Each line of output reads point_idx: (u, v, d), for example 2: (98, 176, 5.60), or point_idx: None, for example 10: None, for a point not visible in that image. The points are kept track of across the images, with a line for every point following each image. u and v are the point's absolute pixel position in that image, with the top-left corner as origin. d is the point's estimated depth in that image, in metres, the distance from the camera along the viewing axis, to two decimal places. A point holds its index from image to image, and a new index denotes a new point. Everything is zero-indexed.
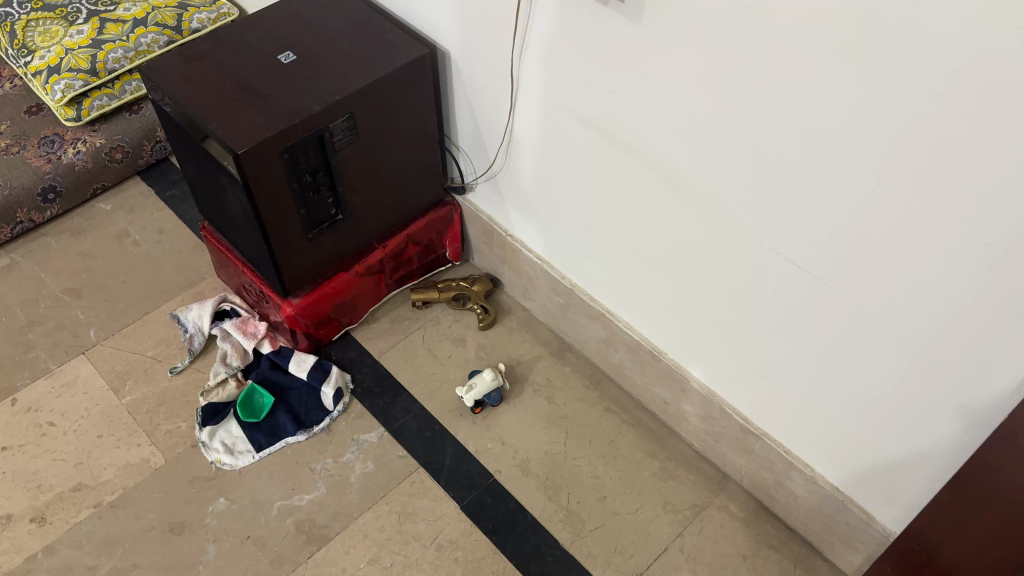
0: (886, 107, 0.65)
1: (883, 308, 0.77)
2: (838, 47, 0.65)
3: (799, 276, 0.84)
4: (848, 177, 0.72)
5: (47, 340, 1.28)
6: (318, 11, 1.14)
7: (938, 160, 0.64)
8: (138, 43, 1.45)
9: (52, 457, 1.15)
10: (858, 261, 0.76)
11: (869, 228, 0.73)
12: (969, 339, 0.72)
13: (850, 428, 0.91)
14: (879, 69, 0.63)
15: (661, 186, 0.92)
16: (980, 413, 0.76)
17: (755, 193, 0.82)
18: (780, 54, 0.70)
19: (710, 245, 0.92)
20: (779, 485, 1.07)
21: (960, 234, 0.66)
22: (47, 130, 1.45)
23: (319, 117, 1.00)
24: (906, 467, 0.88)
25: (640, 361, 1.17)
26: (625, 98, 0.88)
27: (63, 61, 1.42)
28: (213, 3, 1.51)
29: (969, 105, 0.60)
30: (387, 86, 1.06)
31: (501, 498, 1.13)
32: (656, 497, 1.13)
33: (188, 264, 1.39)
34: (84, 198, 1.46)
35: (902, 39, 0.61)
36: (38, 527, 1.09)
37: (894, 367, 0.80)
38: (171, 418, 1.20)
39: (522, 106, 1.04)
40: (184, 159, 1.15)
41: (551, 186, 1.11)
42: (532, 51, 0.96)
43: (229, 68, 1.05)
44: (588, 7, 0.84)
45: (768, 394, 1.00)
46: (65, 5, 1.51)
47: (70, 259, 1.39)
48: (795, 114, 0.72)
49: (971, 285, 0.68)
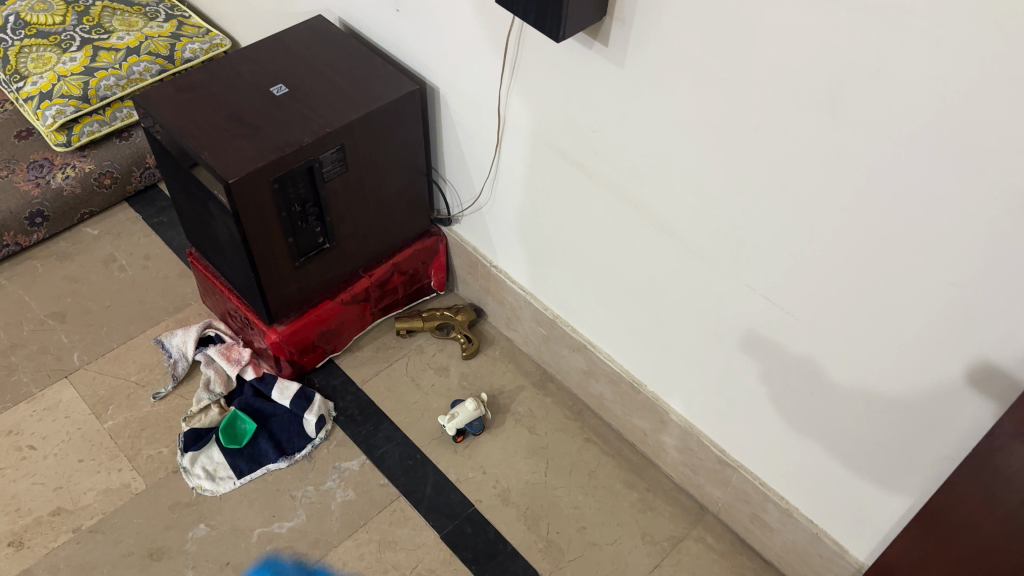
0: (857, 148, 0.68)
1: (855, 344, 0.79)
2: (811, 94, 0.68)
3: (774, 312, 0.86)
4: (821, 217, 0.74)
5: (30, 363, 1.28)
6: (311, 46, 1.17)
7: (906, 202, 0.67)
8: (130, 71, 1.48)
9: (32, 481, 1.15)
10: (830, 297, 0.79)
11: (841, 266, 0.76)
12: (937, 376, 0.74)
13: (823, 462, 0.93)
14: (849, 112, 0.66)
15: (641, 222, 0.95)
16: (948, 448, 0.78)
17: (731, 233, 0.84)
18: (756, 96, 0.73)
19: (690, 281, 0.94)
20: (755, 517, 1.08)
21: (927, 271, 0.69)
22: (37, 154, 1.46)
23: (310, 149, 1.02)
24: (879, 500, 0.89)
25: (621, 393, 1.18)
26: (608, 136, 0.91)
27: (55, 87, 1.44)
28: (205, 34, 1.54)
29: (935, 150, 0.63)
30: (376, 120, 1.08)
31: (481, 528, 1.13)
32: (634, 528, 1.14)
33: (174, 290, 1.39)
34: (71, 223, 1.46)
35: (869, 84, 0.64)
36: (15, 551, 1.07)
37: (867, 402, 0.82)
38: (153, 443, 1.19)
39: (509, 142, 1.06)
40: (174, 186, 1.16)
41: (537, 221, 1.13)
42: (518, 90, 0.98)
43: (222, 99, 1.07)
44: (572, 50, 0.87)
45: (744, 428, 1.02)
46: (58, 33, 1.52)
47: (55, 283, 1.39)
48: (771, 155, 0.75)
49: (939, 322, 0.71)
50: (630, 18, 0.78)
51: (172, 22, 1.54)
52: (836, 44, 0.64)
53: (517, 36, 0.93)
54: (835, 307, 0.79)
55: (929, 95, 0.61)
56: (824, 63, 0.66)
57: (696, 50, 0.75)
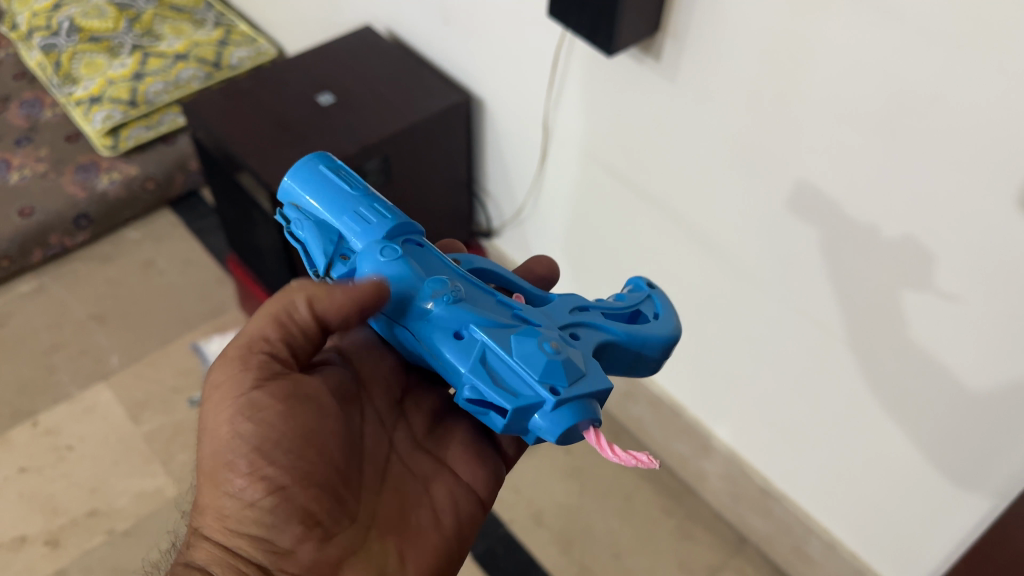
0: (917, 174, 0.65)
1: (910, 373, 0.76)
2: (868, 117, 0.66)
3: (823, 338, 0.83)
4: (878, 244, 0.71)
5: (70, 364, 1.29)
6: (358, 55, 1.17)
7: (966, 231, 0.64)
8: (178, 77, 1.51)
9: (68, 481, 1.15)
10: (885, 325, 0.76)
11: (895, 296, 0.73)
12: (999, 411, 0.71)
13: (873, 497, 0.90)
14: (908, 137, 0.64)
15: (689, 242, 0.92)
16: (1004, 480, 0.74)
17: (777, 253, 0.82)
18: (812, 117, 0.70)
19: (736, 303, 0.91)
20: (798, 549, 1.06)
21: (986, 302, 0.66)
22: (83, 157, 1.48)
23: (355, 158, 1.03)
24: (930, 533, 0.86)
25: (661, 416, 1.16)
26: (657, 152, 0.89)
27: (105, 92, 1.49)
28: (253, 42, 1.55)
29: (994, 178, 0.60)
30: (421, 131, 1.09)
31: (513, 549, 1.12)
32: (671, 555, 1.12)
33: (212, 296, 1.39)
34: (114, 225, 1.47)
35: (930, 107, 0.61)
36: (51, 550, 1.09)
37: (918, 436, 0.80)
38: (187, 449, 1.19)
39: (555, 156, 1.05)
40: (219, 193, 1.17)
41: (579, 237, 1.11)
42: (567, 103, 0.97)
43: (269, 107, 1.08)
44: (623, 64, 0.86)
45: (791, 459, 0.99)
46: (110, 38, 1.57)
47: (97, 285, 1.40)
48: (826, 177, 0.72)
49: (996, 357, 0.68)
50: (684, 36, 0.77)
51: (220, 30, 1.57)
52: (897, 68, 0.61)
53: (565, 50, 0.91)
54: (889, 336, 0.76)
55: (993, 122, 0.58)
56: (883, 85, 0.63)
57: (751, 70, 0.73)
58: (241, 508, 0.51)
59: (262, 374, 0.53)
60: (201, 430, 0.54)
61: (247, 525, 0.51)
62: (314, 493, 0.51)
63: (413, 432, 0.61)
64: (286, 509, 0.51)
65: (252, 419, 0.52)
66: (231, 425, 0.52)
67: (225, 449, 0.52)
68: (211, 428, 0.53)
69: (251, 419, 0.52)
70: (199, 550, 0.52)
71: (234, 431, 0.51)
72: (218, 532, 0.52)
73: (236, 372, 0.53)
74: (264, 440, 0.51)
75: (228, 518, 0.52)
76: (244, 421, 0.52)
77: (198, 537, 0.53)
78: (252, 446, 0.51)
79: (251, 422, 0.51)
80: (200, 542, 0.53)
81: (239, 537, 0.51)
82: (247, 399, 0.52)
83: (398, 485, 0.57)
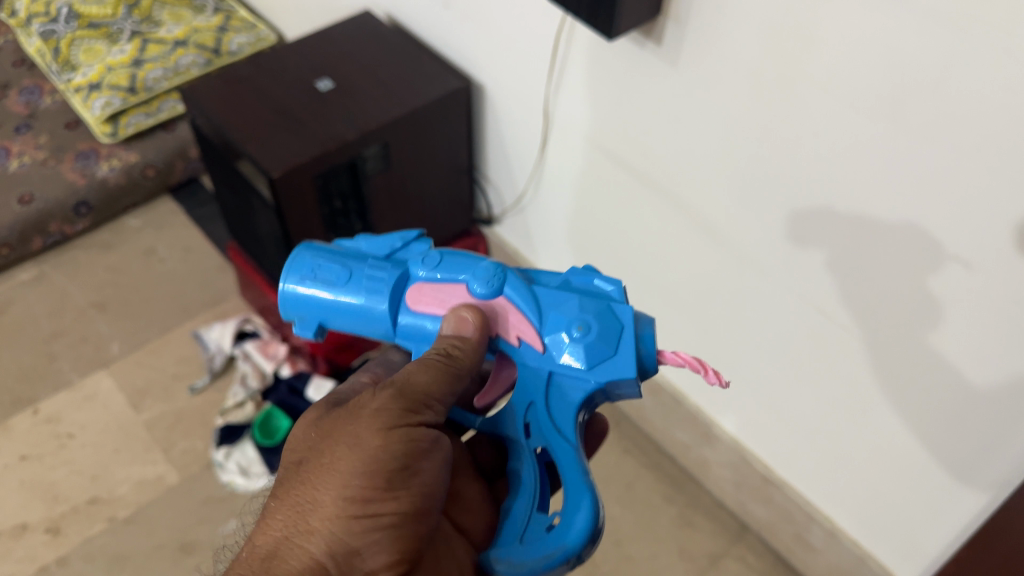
0: (920, 158, 0.64)
1: (912, 362, 0.76)
2: (871, 99, 0.65)
3: (826, 325, 0.82)
4: (881, 231, 0.70)
5: (70, 352, 1.29)
6: (358, 40, 1.16)
7: (970, 217, 0.63)
8: (177, 63, 1.50)
9: (69, 469, 1.16)
10: (886, 312, 0.75)
11: (897, 282, 0.72)
12: (1004, 399, 0.70)
13: (875, 485, 0.90)
14: (912, 121, 0.63)
15: (691, 228, 0.92)
16: (1005, 470, 0.74)
17: (777, 237, 0.82)
18: (814, 100, 0.69)
19: (738, 290, 0.91)
20: (799, 537, 1.06)
21: (989, 289, 0.65)
22: (83, 144, 1.47)
23: (354, 144, 1.03)
24: (931, 522, 0.86)
25: (662, 403, 1.15)
26: (659, 138, 0.88)
27: (104, 79, 1.48)
28: (252, 28, 1.54)
29: (998, 161, 0.59)
30: (421, 117, 1.08)
31: None
32: (672, 543, 1.12)
33: (212, 284, 1.39)
34: (114, 213, 1.47)
35: (934, 90, 0.60)
36: (52, 538, 1.09)
37: (920, 426, 0.79)
38: (188, 436, 1.19)
39: (555, 142, 1.04)
40: (218, 180, 1.16)
41: (581, 223, 1.10)
42: (568, 90, 0.96)
43: (268, 93, 1.08)
44: (625, 48, 0.85)
45: (791, 446, 0.99)
46: (109, 24, 1.56)
47: (98, 273, 1.40)
48: (828, 163, 0.71)
49: (999, 342, 0.67)
50: (685, 18, 0.76)
51: (220, 16, 1.56)
52: (901, 49, 0.60)
53: (566, 34, 0.90)
54: (893, 323, 0.75)
55: (1000, 106, 0.57)
56: (886, 67, 0.62)
57: (754, 53, 0.71)
58: (354, 516, 0.49)
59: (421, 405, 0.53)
60: (338, 435, 0.52)
61: (351, 535, 0.49)
62: (421, 533, 0.51)
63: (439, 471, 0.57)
64: (394, 538, 0.50)
65: (405, 441, 0.51)
66: (385, 436, 0.51)
67: (367, 457, 0.50)
68: (357, 437, 0.51)
69: (402, 443, 0.51)
70: (293, 549, 0.50)
71: (385, 446, 0.50)
72: (319, 539, 0.49)
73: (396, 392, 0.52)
74: (408, 464, 0.51)
75: (338, 526, 0.49)
76: (397, 440, 0.51)
77: (294, 535, 0.50)
78: (395, 466, 0.50)
79: (399, 444, 0.51)
80: (293, 539, 0.50)
81: (335, 546, 0.49)
82: (407, 431, 0.51)
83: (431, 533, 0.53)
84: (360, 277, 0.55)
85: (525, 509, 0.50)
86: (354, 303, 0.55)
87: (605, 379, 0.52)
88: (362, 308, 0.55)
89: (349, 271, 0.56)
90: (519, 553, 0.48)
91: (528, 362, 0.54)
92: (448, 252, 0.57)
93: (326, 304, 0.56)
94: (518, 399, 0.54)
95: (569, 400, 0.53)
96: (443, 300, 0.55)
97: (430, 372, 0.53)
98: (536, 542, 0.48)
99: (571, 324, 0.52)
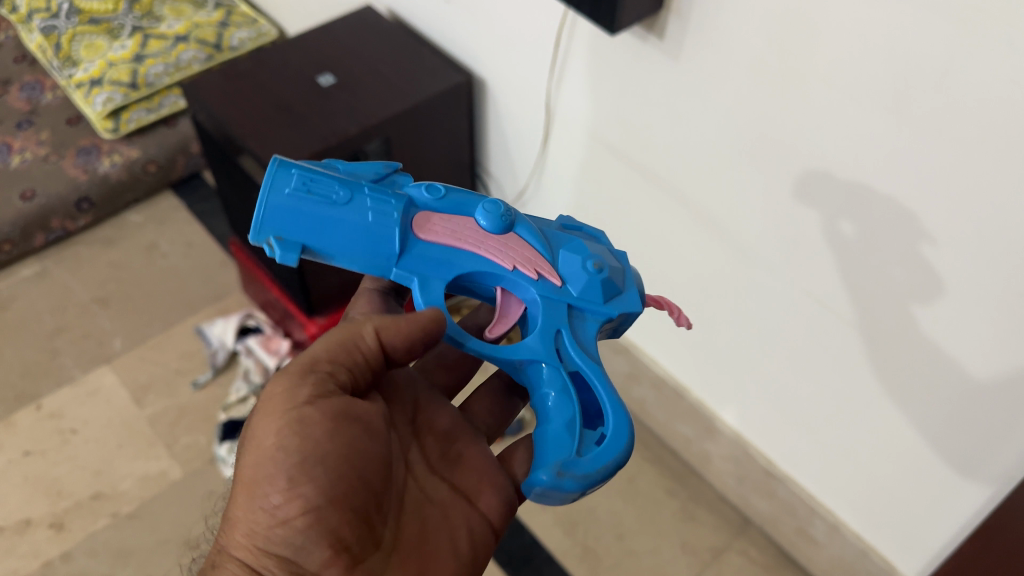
0: (923, 152, 0.64)
1: (915, 356, 0.76)
2: (874, 92, 0.64)
3: (830, 319, 0.82)
4: (885, 225, 0.70)
5: (73, 347, 1.29)
6: (359, 35, 1.16)
7: (975, 210, 0.63)
8: (178, 59, 1.50)
9: (73, 464, 1.16)
10: (890, 306, 0.75)
11: (901, 275, 0.72)
12: (1008, 393, 0.69)
13: (879, 479, 0.89)
14: (917, 114, 0.62)
15: (693, 223, 0.92)
16: (1010, 464, 0.73)
17: (781, 231, 0.81)
18: (817, 94, 0.69)
19: (742, 285, 0.90)
20: (801, 531, 1.06)
21: (994, 283, 0.65)
22: (84, 140, 1.47)
23: (355, 139, 1.03)
24: (934, 516, 0.86)
25: (664, 397, 1.15)
26: (661, 133, 0.88)
27: (105, 74, 1.48)
28: (253, 23, 1.54)
29: (1007, 153, 0.59)
30: (422, 112, 1.08)
31: (517, 531, 1.12)
32: (675, 537, 1.12)
33: (215, 279, 1.39)
34: (116, 208, 1.47)
35: (940, 83, 0.60)
36: (56, 533, 1.09)
37: (924, 420, 0.79)
38: (191, 432, 1.19)
39: (557, 137, 1.04)
40: (220, 175, 1.16)
41: (583, 218, 1.10)
42: (570, 85, 0.96)
43: (270, 88, 1.07)
44: (628, 43, 0.84)
45: (794, 440, 0.99)
46: (110, 19, 1.56)
47: (100, 268, 1.40)
48: (832, 156, 0.71)
49: (1003, 334, 0.67)
50: (689, 11, 0.75)
51: (221, 11, 1.55)
52: (905, 41, 0.60)
53: (569, 27, 0.90)
54: (898, 316, 0.75)
55: (1006, 98, 0.57)
56: (889, 60, 0.62)
57: (758, 47, 0.71)
58: (270, 523, 0.50)
59: (316, 389, 0.53)
60: (245, 440, 0.53)
61: (274, 541, 0.50)
62: (347, 516, 0.51)
63: (427, 453, 0.60)
64: (317, 530, 0.50)
65: (300, 432, 0.51)
66: (279, 433, 0.51)
67: (268, 459, 0.51)
68: (257, 440, 0.52)
69: (296, 434, 0.51)
70: (224, 563, 0.51)
71: (280, 442, 0.51)
72: (244, 549, 0.51)
73: (288, 381, 0.53)
74: (311, 454, 0.51)
75: (258, 535, 0.51)
76: (292, 434, 0.51)
77: (224, 550, 0.52)
78: (294, 461, 0.51)
79: (294, 437, 0.51)
80: (225, 556, 0.52)
81: (264, 555, 0.51)
82: (298, 414, 0.52)
83: (416, 511, 0.57)
84: (364, 199, 0.53)
85: (568, 428, 0.52)
86: (360, 220, 0.53)
87: (619, 310, 0.56)
88: (366, 228, 0.53)
89: (350, 189, 0.53)
90: (582, 464, 0.50)
91: (549, 295, 0.55)
92: (448, 188, 0.57)
93: (321, 220, 0.52)
94: (546, 325, 0.54)
95: (586, 329, 0.56)
96: (455, 230, 0.55)
97: (330, 343, 0.54)
98: (592, 454, 0.50)
99: (587, 260, 0.56)
